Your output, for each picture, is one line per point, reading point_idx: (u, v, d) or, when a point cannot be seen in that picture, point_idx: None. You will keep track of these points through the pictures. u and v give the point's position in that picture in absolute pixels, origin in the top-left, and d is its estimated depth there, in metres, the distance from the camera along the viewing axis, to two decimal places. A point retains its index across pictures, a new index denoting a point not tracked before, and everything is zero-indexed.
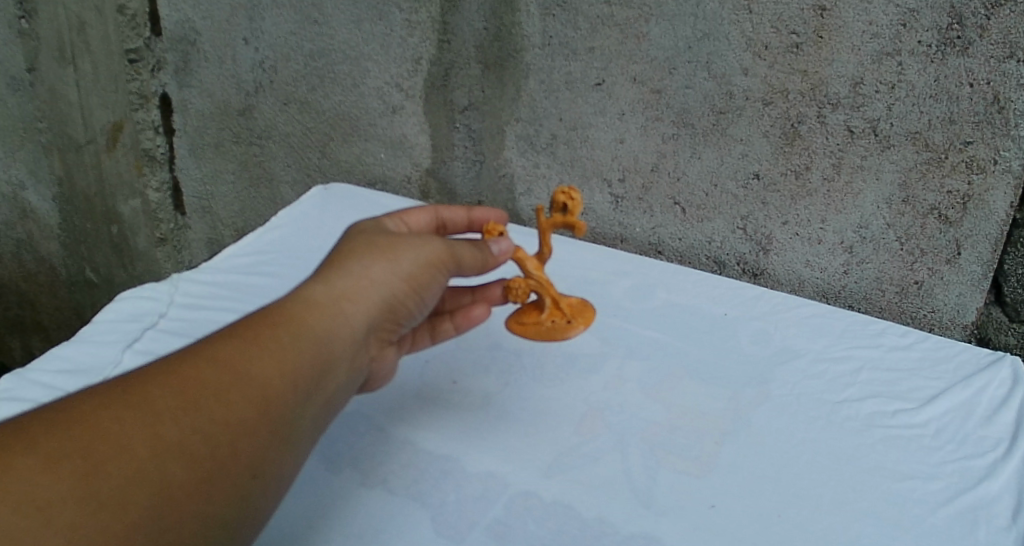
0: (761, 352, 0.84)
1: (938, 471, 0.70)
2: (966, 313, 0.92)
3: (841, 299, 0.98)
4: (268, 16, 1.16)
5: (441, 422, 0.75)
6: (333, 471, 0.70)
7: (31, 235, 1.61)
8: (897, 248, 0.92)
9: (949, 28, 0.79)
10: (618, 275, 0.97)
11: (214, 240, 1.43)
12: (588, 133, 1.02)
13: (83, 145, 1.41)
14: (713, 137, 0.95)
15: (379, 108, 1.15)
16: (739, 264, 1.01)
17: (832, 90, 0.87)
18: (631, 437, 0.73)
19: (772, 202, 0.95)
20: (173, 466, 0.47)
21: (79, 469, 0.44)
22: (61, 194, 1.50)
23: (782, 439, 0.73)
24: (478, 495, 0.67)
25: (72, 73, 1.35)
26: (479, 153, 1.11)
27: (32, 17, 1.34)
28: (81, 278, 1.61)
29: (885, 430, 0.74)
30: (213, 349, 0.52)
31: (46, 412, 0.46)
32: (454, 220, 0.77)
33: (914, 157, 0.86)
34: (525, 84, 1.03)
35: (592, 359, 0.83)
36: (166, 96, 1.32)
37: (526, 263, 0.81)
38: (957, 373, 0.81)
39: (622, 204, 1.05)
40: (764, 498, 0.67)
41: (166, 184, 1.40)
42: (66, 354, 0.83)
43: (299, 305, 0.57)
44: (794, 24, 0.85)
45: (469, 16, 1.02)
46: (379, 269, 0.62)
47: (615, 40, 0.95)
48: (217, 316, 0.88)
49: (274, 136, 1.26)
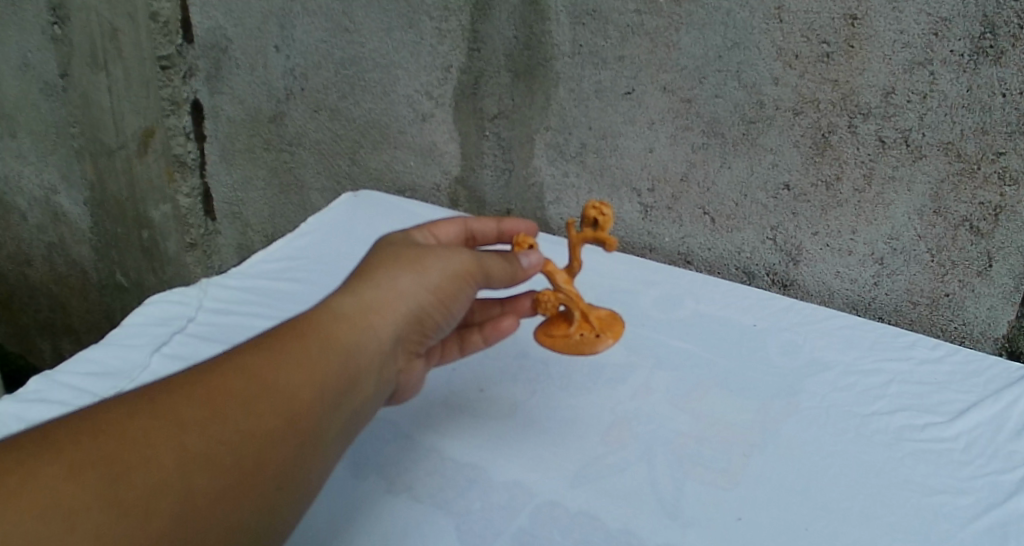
0: (792, 363, 0.84)
1: (969, 486, 0.69)
2: (998, 326, 0.91)
3: (871, 311, 0.97)
4: (299, 25, 1.17)
5: (467, 430, 0.75)
6: (359, 476, 0.70)
7: (62, 238, 1.63)
8: (928, 260, 0.91)
9: (982, 37, 0.79)
10: (646, 285, 0.97)
11: (243, 246, 1.44)
12: (617, 142, 1.02)
13: (115, 150, 1.43)
14: (743, 147, 0.94)
15: (408, 117, 1.16)
16: (769, 275, 1.01)
17: (863, 100, 0.86)
18: (660, 447, 0.72)
19: (802, 213, 0.95)
20: (197, 476, 0.47)
21: (105, 476, 0.45)
22: (93, 198, 1.52)
23: (813, 451, 0.72)
24: (504, 503, 0.67)
25: (104, 78, 1.36)
26: (509, 161, 1.11)
27: (66, 23, 1.35)
28: (111, 281, 1.63)
29: (914, 443, 0.73)
30: (240, 360, 0.52)
31: (74, 419, 0.47)
32: (483, 232, 0.77)
33: (946, 167, 0.85)
34: (555, 92, 1.03)
35: (620, 370, 0.82)
36: (197, 103, 1.34)
37: (555, 276, 0.80)
38: (987, 386, 0.80)
39: (651, 213, 1.05)
40: (792, 510, 0.66)
41: (196, 190, 1.41)
42: (96, 357, 0.83)
43: (327, 317, 0.57)
44: (825, 33, 0.85)
45: (500, 25, 1.02)
46: (407, 281, 0.62)
47: (645, 48, 0.95)
48: (246, 322, 0.89)
49: (305, 143, 1.27)
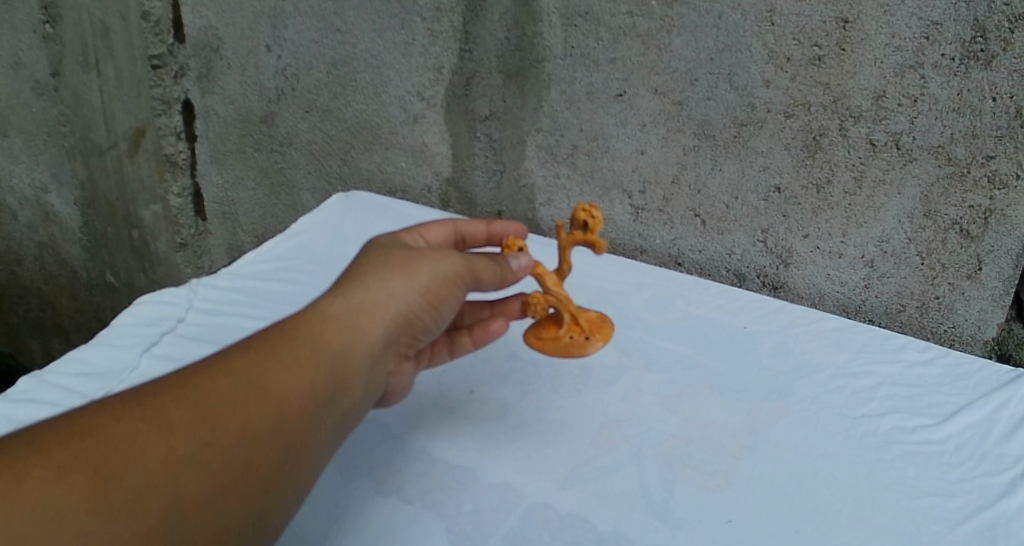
0: (781, 366, 0.84)
1: (958, 488, 0.69)
2: (987, 329, 0.92)
3: (861, 313, 0.97)
4: (291, 25, 1.16)
5: (457, 432, 0.75)
6: (349, 478, 0.70)
7: (53, 238, 1.62)
8: (918, 263, 0.91)
9: (972, 42, 0.79)
10: (637, 287, 0.97)
11: (234, 246, 1.44)
12: (609, 144, 1.02)
13: (105, 149, 1.42)
14: (734, 149, 0.94)
15: (400, 117, 1.15)
16: (760, 277, 1.01)
17: (854, 103, 0.86)
18: (650, 450, 0.72)
19: (793, 215, 0.95)
20: (186, 478, 0.47)
21: (93, 478, 0.44)
22: (84, 198, 1.52)
23: (802, 453, 0.72)
24: (494, 505, 0.67)
25: (95, 78, 1.36)
26: (500, 163, 1.11)
27: (57, 22, 1.35)
28: (102, 281, 1.63)
29: (904, 445, 0.74)
30: (229, 362, 0.52)
31: (62, 421, 0.47)
32: (473, 234, 0.77)
33: (937, 171, 0.85)
34: (547, 94, 1.03)
35: (610, 371, 0.82)
36: (189, 102, 1.33)
37: (545, 278, 0.80)
38: (978, 389, 0.80)
39: (642, 215, 1.05)
40: (783, 512, 0.66)
41: (187, 190, 1.41)
42: (84, 357, 0.83)
43: (316, 319, 0.57)
44: (817, 36, 0.85)
45: (491, 26, 1.02)
46: (398, 283, 0.62)
47: (637, 50, 0.95)
48: (236, 323, 0.89)
49: (296, 143, 1.26)
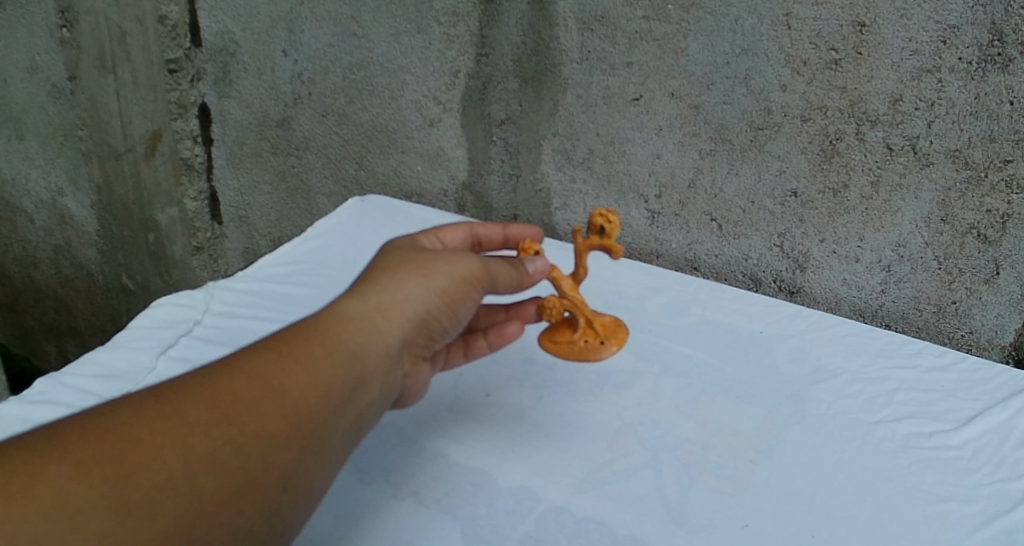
0: (799, 370, 0.83)
1: (975, 494, 0.69)
2: (1005, 334, 0.91)
3: (878, 318, 0.97)
4: (308, 29, 1.17)
5: (472, 436, 0.75)
6: (365, 481, 0.70)
7: (69, 241, 1.63)
8: (935, 267, 0.91)
9: (989, 45, 0.78)
10: (652, 292, 0.97)
11: (250, 250, 1.44)
12: (625, 148, 1.02)
13: (122, 153, 1.43)
14: (751, 153, 0.94)
15: (416, 122, 1.16)
16: (776, 282, 1.01)
17: (871, 107, 0.86)
18: (666, 454, 0.72)
19: (809, 219, 0.94)
20: (203, 477, 0.47)
21: (109, 477, 0.45)
22: (100, 201, 1.53)
23: (819, 458, 0.72)
24: (510, 509, 0.67)
25: (111, 81, 1.37)
26: (516, 167, 1.11)
27: (74, 26, 1.36)
28: (117, 284, 1.63)
29: (921, 451, 0.73)
30: (248, 361, 0.52)
31: (81, 419, 0.47)
32: (489, 237, 0.77)
33: (954, 175, 0.85)
34: (562, 98, 1.03)
35: (627, 376, 0.82)
36: (205, 106, 1.34)
37: (561, 282, 0.80)
38: (994, 395, 0.80)
39: (658, 219, 1.05)
40: (797, 518, 0.66)
41: (203, 193, 1.41)
42: (101, 359, 0.83)
43: (333, 319, 0.57)
44: (833, 40, 0.85)
45: (508, 30, 1.03)
46: (414, 285, 0.62)
47: (653, 55, 0.95)
48: (253, 325, 0.89)
49: (312, 147, 1.27)
